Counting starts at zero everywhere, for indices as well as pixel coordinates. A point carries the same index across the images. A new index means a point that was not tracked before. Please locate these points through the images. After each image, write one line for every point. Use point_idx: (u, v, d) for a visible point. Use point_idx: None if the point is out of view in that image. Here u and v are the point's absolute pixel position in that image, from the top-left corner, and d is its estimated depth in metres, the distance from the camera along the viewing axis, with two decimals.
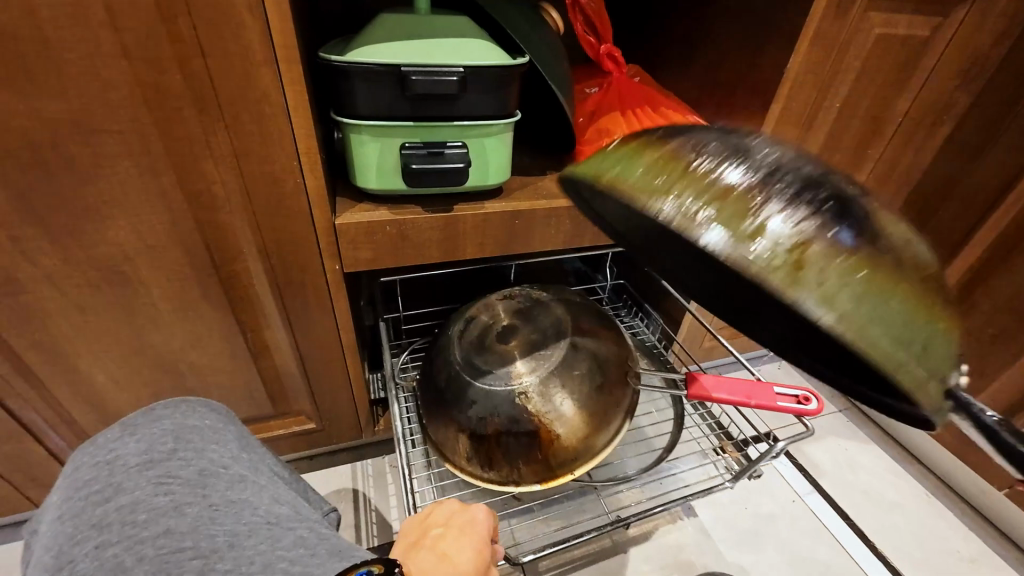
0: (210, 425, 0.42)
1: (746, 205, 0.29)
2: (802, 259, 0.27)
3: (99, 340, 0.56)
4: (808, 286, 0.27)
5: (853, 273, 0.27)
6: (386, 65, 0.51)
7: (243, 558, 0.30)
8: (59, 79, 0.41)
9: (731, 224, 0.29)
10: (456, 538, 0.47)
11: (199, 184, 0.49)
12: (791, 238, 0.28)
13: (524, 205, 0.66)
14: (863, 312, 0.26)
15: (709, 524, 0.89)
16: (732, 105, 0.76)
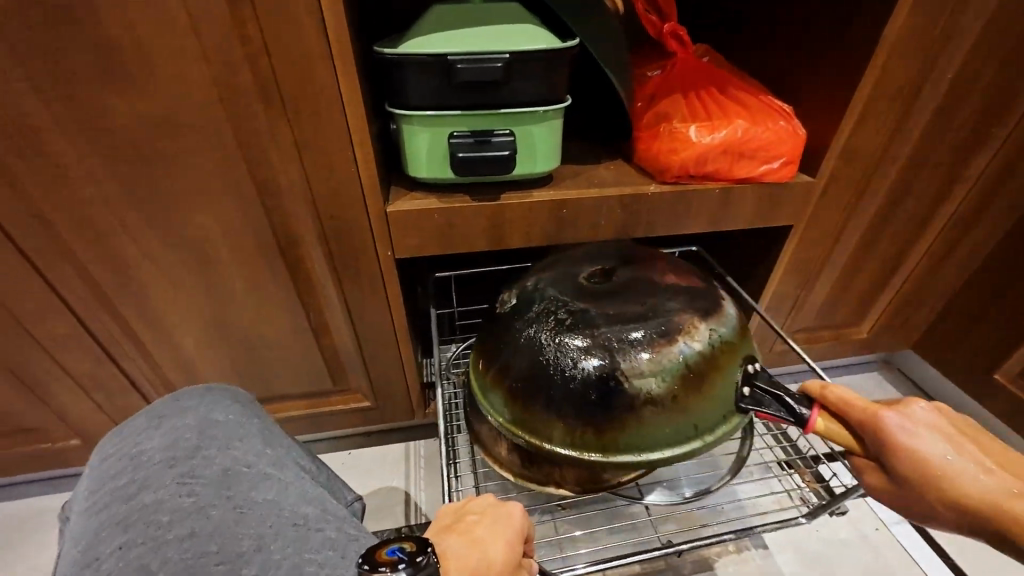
0: (235, 419, 0.46)
1: (578, 424, 0.53)
2: (625, 441, 0.53)
3: (189, 313, 0.64)
4: (639, 453, 0.53)
5: (649, 429, 0.52)
6: (433, 56, 0.53)
7: (271, 562, 0.34)
8: (153, 82, 0.47)
9: (582, 442, 0.53)
10: (489, 529, 0.46)
11: (267, 174, 0.54)
12: (610, 434, 0.52)
13: (573, 194, 0.65)
14: (666, 443, 0.53)
15: (779, 558, 0.80)
16: (813, 81, 0.68)
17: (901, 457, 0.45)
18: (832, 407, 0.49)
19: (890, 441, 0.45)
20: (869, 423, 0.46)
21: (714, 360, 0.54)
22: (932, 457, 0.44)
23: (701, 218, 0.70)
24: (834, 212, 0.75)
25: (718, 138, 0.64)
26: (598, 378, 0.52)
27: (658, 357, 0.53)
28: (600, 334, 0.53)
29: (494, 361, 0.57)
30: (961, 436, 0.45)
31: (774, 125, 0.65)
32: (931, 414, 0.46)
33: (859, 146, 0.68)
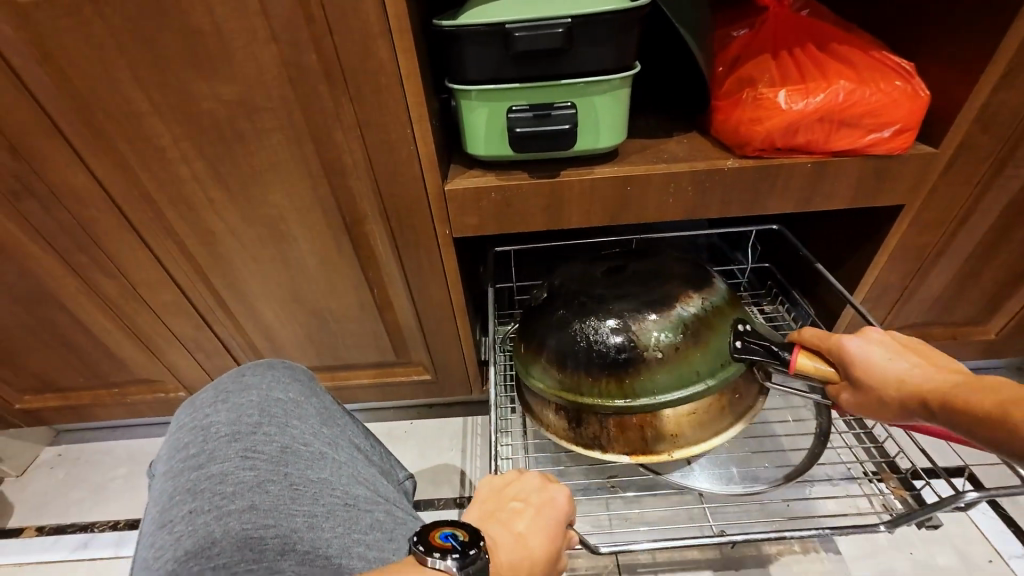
0: (293, 396, 0.49)
1: (600, 375, 0.57)
2: (641, 386, 0.57)
3: (269, 284, 0.69)
4: (652, 395, 0.56)
5: (658, 374, 0.56)
6: (492, 25, 0.50)
7: (322, 540, 0.39)
8: (231, 66, 0.50)
9: (605, 391, 0.57)
10: (536, 524, 0.46)
11: (331, 152, 0.56)
12: (626, 383, 0.57)
13: (639, 169, 0.60)
14: (676, 385, 0.56)
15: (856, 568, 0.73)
16: (946, 29, 0.57)
17: (860, 369, 0.48)
18: (809, 346, 0.53)
19: (851, 361, 0.49)
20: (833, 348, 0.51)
21: (710, 319, 0.59)
22: (887, 368, 0.47)
23: (789, 196, 0.62)
24: (962, 188, 0.63)
25: (813, 104, 0.55)
26: (616, 341, 0.57)
27: (658, 319, 0.58)
28: (613, 307, 0.59)
29: (533, 340, 0.63)
30: (918, 353, 0.48)
31: (887, 86, 0.55)
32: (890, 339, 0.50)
33: (1003, 107, 0.56)
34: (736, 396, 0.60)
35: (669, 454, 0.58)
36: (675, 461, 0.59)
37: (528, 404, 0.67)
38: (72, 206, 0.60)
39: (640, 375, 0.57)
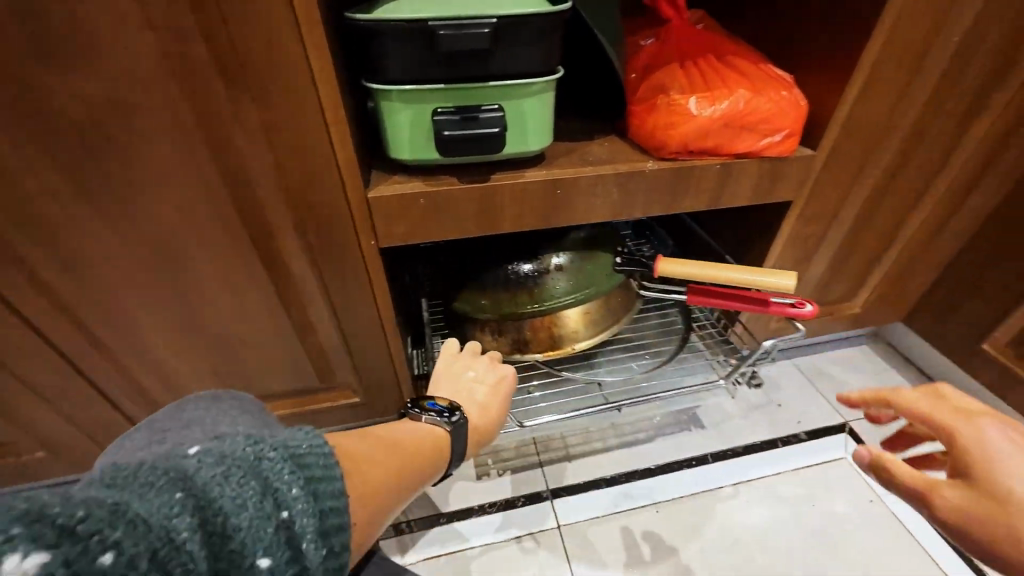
0: (244, 428, 0.43)
1: (511, 292, 0.75)
2: (544, 297, 0.75)
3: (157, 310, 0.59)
4: (552, 301, 0.75)
5: (557, 285, 0.74)
6: (413, 22, 0.47)
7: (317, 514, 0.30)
8: (93, 55, 0.41)
9: (516, 304, 0.75)
10: (490, 392, 0.67)
11: (232, 158, 0.49)
12: (532, 295, 0.75)
13: (566, 172, 0.61)
14: (571, 291, 0.75)
15: (762, 517, 0.84)
16: (815, 50, 0.65)
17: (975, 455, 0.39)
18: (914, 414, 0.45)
19: (970, 453, 0.40)
20: (948, 433, 0.42)
21: (596, 240, 0.78)
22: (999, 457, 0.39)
23: (701, 196, 0.67)
24: (834, 186, 0.72)
25: (720, 110, 0.60)
26: (527, 265, 0.74)
27: (557, 245, 0.75)
28: (523, 240, 0.76)
29: (456, 277, 0.78)
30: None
31: (777, 95, 0.62)
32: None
33: (861, 115, 0.65)
34: (617, 297, 0.81)
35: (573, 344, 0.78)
36: (577, 351, 0.79)
37: (465, 334, 0.81)
38: None
39: (543, 289, 0.75)
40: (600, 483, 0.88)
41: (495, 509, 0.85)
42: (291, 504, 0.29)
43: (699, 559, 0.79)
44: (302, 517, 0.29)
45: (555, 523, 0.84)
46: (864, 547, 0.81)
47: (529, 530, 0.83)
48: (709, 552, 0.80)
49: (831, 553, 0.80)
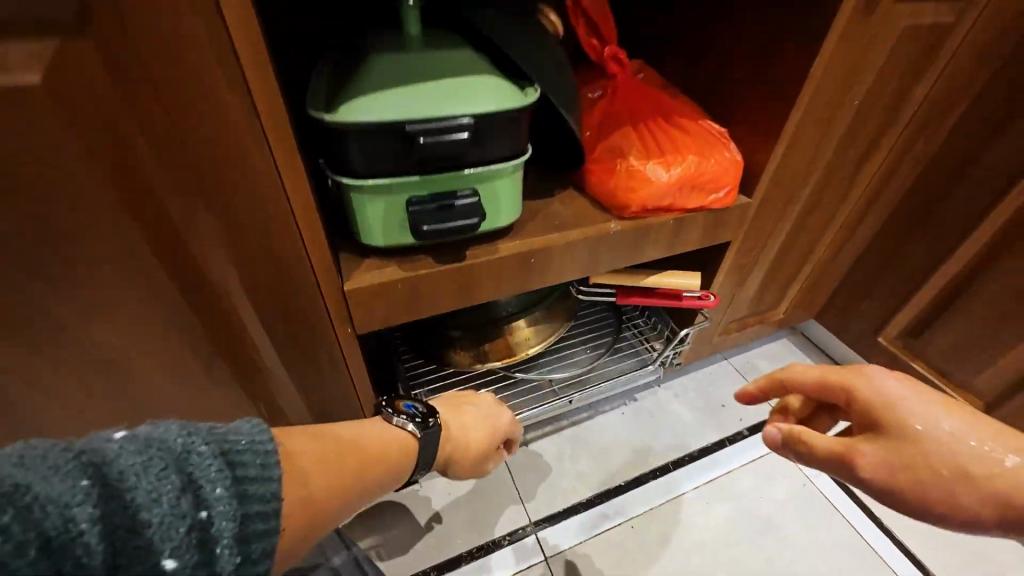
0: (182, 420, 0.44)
1: (473, 312, 0.82)
2: (500, 310, 0.83)
3: (102, 414, 0.54)
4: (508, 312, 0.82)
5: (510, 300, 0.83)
6: (385, 123, 0.45)
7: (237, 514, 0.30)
8: (23, 188, 0.36)
9: (477, 319, 0.82)
10: (479, 423, 0.62)
11: (192, 271, 0.45)
12: (490, 309, 0.82)
13: (538, 242, 0.62)
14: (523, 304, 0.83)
15: (719, 515, 0.95)
16: (743, 109, 0.73)
17: (879, 400, 0.47)
18: (830, 381, 0.51)
19: (874, 404, 0.47)
20: (849, 396, 0.49)
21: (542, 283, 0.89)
22: (898, 400, 0.46)
23: (656, 246, 0.72)
24: (764, 225, 0.81)
25: (673, 175, 0.65)
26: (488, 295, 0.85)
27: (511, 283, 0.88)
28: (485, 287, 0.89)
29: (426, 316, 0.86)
30: (956, 412, 0.45)
31: (719, 157, 0.68)
32: (913, 386, 0.47)
33: (785, 166, 0.73)
34: (561, 306, 0.86)
35: (526, 348, 0.81)
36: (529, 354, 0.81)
37: (432, 356, 0.82)
38: None
39: (500, 306, 0.83)
40: (578, 509, 0.93)
41: (481, 552, 0.87)
42: (213, 504, 0.29)
43: (672, 566, 0.87)
44: (222, 520, 0.29)
45: (541, 556, 0.87)
46: (802, 526, 0.94)
47: (519, 566, 0.86)
48: (679, 557, 0.89)
49: (776, 539, 0.92)
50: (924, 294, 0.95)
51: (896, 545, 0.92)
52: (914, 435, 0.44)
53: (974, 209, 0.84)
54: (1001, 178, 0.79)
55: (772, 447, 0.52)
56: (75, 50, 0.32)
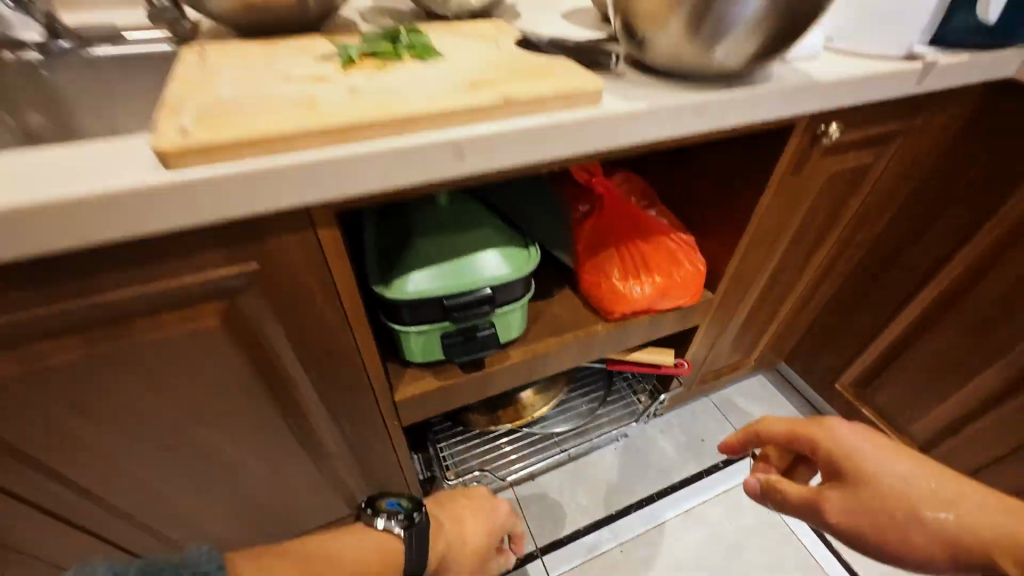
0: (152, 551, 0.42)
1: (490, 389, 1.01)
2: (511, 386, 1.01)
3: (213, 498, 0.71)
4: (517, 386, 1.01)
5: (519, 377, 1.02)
6: (430, 298, 0.63)
7: None
8: (191, 379, 0.53)
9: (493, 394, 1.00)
10: (472, 516, 0.70)
11: (291, 405, 0.63)
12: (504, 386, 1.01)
13: (540, 346, 0.80)
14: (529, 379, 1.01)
15: (696, 540, 1.13)
16: (707, 223, 0.88)
17: (838, 448, 0.49)
18: (797, 431, 0.53)
19: (834, 453, 0.49)
20: (813, 445, 0.51)
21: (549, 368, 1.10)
22: (855, 448, 0.48)
23: (636, 336, 0.89)
24: (728, 307, 0.98)
25: (647, 290, 0.82)
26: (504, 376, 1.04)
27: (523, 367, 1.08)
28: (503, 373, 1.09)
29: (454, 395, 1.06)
30: (910, 461, 0.46)
31: (684, 271, 0.85)
32: (871, 436, 0.49)
33: (742, 269, 0.90)
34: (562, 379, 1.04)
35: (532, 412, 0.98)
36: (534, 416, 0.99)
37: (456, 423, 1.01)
38: None
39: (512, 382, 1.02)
40: (577, 536, 1.12)
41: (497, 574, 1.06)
42: None
43: None
44: None
45: None
46: (765, 549, 1.13)
47: None
48: None
49: (743, 560, 1.11)
50: (870, 353, 1.11)
51: (842, 564, 1.11)
52: (871, 481, 0.46)
53: (907, 293, 1.00)
54: (927, 271, 0.95)
55: (752, 494, 0.56)
56: (239, 303, 0.49)
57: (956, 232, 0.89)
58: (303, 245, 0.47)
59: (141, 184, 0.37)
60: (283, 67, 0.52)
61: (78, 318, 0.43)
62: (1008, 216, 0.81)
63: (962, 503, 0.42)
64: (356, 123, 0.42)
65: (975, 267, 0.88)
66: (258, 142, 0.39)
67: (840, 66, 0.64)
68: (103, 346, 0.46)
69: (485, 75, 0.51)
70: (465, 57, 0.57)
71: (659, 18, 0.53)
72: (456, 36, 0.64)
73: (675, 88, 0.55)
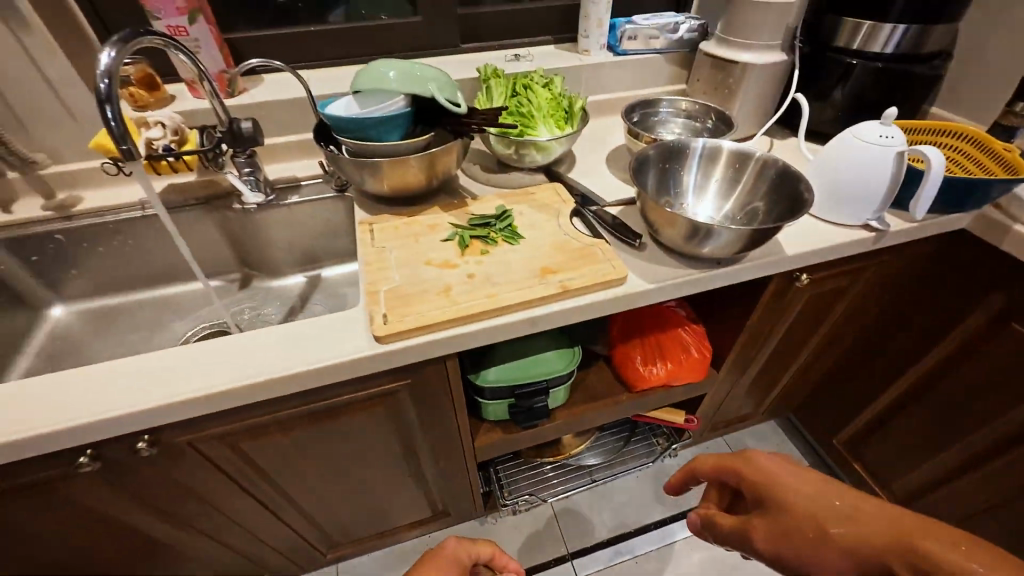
0: None
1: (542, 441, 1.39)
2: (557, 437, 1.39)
3: (352, 504, 1.05)
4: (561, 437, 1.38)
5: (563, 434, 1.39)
6: (503, 385, 0.93)
7: None
8: (362, 437, 0.86)
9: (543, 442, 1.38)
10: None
11: (411, 450, 0.95)
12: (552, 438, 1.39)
13: (578, 410, 1.09)
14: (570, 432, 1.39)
15: (699, 560, 1.39)
16: (715, 320, 1.13)
17: (752, 475, 0.54)
18: (721, 462, 0.58)
19: (751, 484, 0.54)
20: (738, 477, 0.56)
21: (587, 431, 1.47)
22: (765, 474, 0.53)
23: (653, 402, 1.16)
24: (732, 380, 1.23)
25: (662, 372, 1.09)
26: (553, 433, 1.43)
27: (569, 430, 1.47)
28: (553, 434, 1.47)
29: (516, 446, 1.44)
30: (820, 486, 0.50)
31: (694, 358, 1.10)
32: (786, 465, 0.54)
33: (742, 355, 1.14)
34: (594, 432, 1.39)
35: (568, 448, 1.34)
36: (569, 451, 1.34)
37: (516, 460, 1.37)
38: (227, 512, 0.90)
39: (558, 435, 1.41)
40: (600, 547, 1.41)
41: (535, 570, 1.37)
42: None
43: None
44: None
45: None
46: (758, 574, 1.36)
47: None
48: None
49: None
50: (860, 421, 1.32)
51: None
52: (785, 508, 0.50)
53: (888, 376, 1.20)
54: (904, 361, 1.15)
55: (696, 530, 0.61)
56: (397, 398, 0.81)
57: (927, 336, 1.09)
58: (439, 369, 0.79)
59: (366, 352, 0.69)
60: (424, 249, 0.83)
61: (320, 409, 0.76)
62: (963, 332, 1.01)
63: (863, 516, 0.45)
64: (477, 312, 0.72)
65: (941, 366, 1.08)
66: (425, 326, 0.70)
67: (809, 237, 0.87)
68: (326, 422, 0.79)
69: (552, 262, 0.80)
70: (539, 237, 0.85)
71: (667, 228, 0.80)
72: (531, 208, 0.93)
73: (682, 266, 0.82)
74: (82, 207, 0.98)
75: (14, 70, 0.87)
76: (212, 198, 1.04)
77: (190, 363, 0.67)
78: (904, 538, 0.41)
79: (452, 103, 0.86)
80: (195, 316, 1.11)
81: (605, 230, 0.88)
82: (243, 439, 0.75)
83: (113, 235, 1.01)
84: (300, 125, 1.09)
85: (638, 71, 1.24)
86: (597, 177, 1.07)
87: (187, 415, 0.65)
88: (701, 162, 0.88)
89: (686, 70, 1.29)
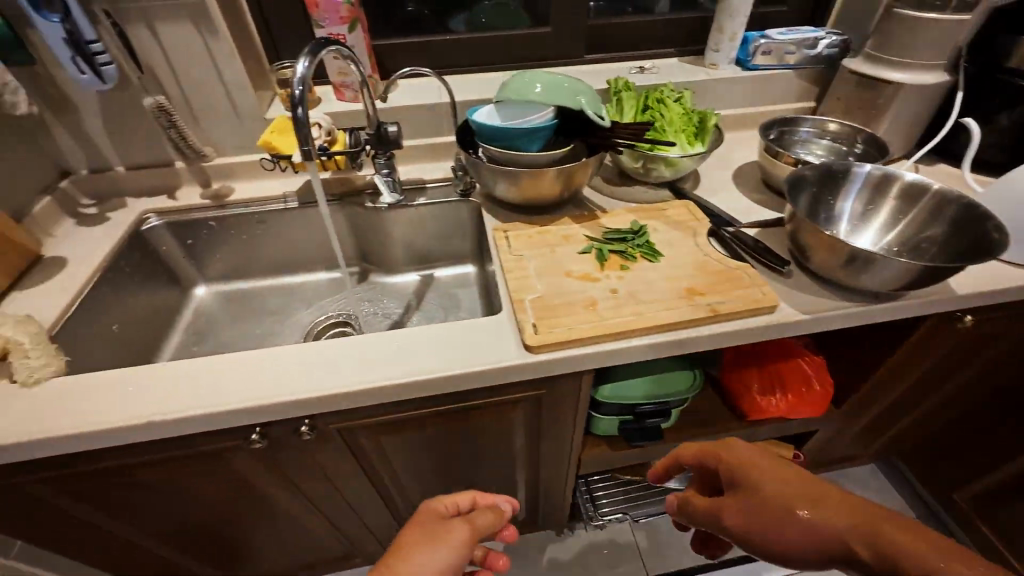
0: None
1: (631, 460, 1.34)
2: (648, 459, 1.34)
3: None
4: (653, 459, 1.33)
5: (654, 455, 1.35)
6: (623, 401, 0.92)
7: None
8: (484, 439, 0.88)
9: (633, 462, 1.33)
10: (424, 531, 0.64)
11: (523, 456, 0.96)
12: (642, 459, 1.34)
13: (686, 434, 1.06)
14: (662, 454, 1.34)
15: None
16: (841, 354, 1.07)
17: (731, 460, 0.56)
18: (704, 448, 0.61)
19: (727, 467, 0.56)
20: (717, 460, 0.58)
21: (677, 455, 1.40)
22: (742, 459, 0.56)
23: (763, 433, 1.10)
24: (849, 418, 1.15)
25: (782, 404, 1.03)
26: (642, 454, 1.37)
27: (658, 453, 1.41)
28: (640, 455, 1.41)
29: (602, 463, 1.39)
30: (793, 474, 0.52)
31: (818, 392, 1.04)
32: (764, 454, 0.55)
33: (869, 394, 1.06)
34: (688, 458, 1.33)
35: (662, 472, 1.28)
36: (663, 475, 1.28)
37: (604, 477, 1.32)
38: (349, 498, 0.94)
39: None
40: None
41: None
42: None
43: None
44: None
45: None
46: None
47: None
48: None
49: None
50: (990, 478, 1.19)
51: None
52: (757, 491, 0.52)
53: None
54: None
55: (674, 513, 0.64)
56: (526, 406, 0.82)
57: None
58: (573, 382, 0.79)
59: (515, 360, 0.70)
60: (562, 260, 0.83)
61: (456, 411, 0.78)
62: None
63: (832, 503, 0.47)
64: (623, 329, 0.71)
65: None
66: (572, 339, 0.70)
67: (980, 277, 0.80)
68: (457, 423, 0.81)
69: (696, 283, 0.78)
70: (678, 256, 0.84)
71: (822, 254, 0.76)
72: (665, 225, 0.91)
73: (838, 298, 0.78)
74: (235, 197, 1.07)
75: (198, 72, 0.95)
76: (346, 196, 1.10)
77: (350, 355, 0.70)
78: (873, 529, 0.43)
79: (599, 117, 0.85)
80: (320, 306, 1.17)
81: (746, 253, 0.85)
82: (382, 431, 0.79)
83: (257, 224, 1.09)
84: (428, 130, 1.13)
85: (767, 87, 1.20)
86: (727, 196, 1.03)
87: (348, 404, 0.69)
88: (865, 188, 0.83)
89: (817, 88, 1.23)
